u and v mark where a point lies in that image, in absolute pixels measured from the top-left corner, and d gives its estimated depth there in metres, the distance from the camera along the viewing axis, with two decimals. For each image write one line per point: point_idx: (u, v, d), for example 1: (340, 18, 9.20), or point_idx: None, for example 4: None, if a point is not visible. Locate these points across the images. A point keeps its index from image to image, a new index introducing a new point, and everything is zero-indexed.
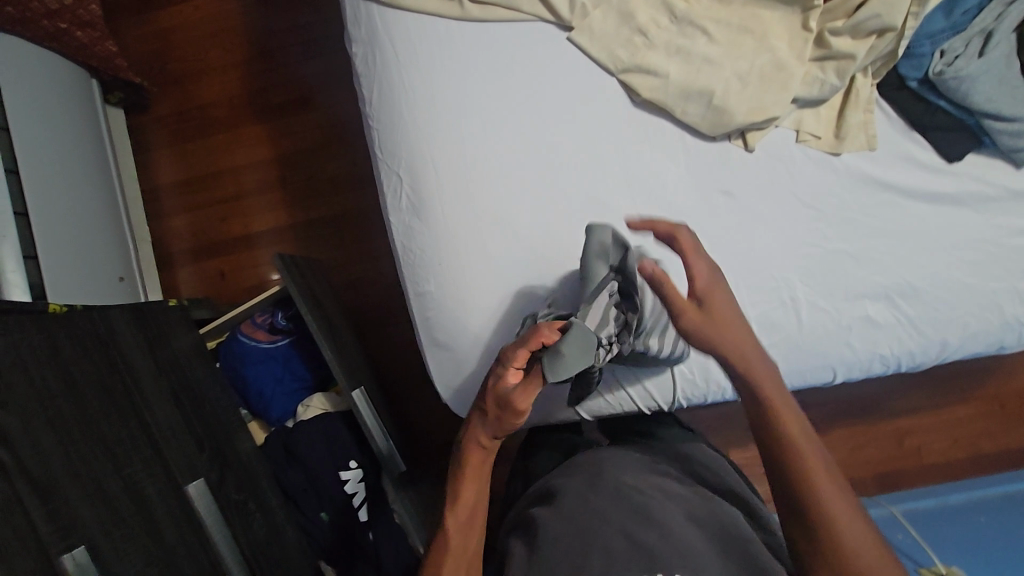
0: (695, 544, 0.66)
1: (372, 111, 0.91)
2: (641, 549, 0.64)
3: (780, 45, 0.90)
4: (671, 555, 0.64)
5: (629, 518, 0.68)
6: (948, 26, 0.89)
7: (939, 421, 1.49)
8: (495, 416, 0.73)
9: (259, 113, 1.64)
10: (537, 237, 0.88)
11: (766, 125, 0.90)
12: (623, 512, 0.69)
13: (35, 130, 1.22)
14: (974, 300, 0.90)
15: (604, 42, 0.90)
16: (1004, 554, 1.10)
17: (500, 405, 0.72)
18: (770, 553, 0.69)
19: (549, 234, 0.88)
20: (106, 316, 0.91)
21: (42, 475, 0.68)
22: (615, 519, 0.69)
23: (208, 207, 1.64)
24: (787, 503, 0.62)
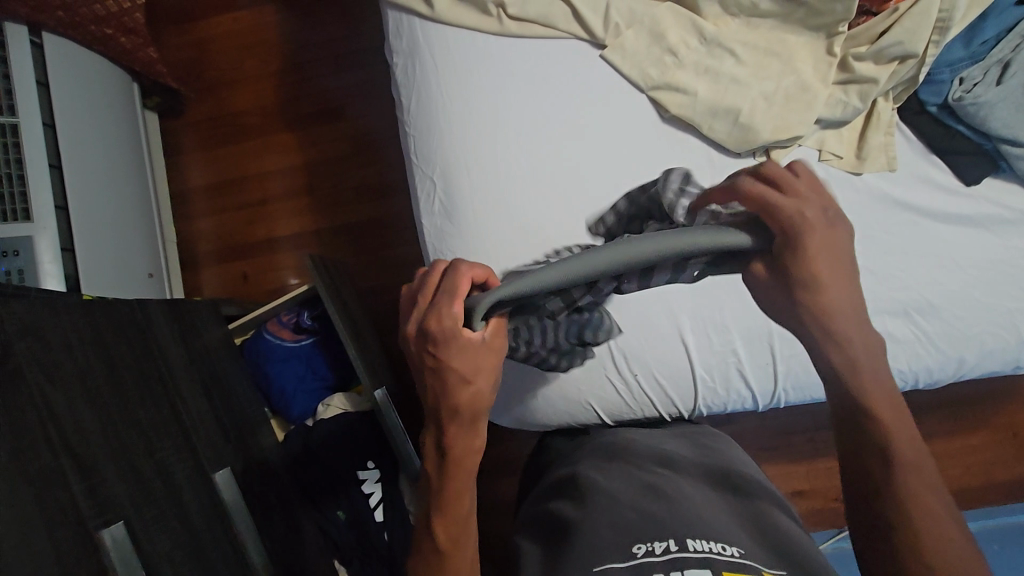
0: (709, 511, 0.69)
1: (409, 119, 0.96)
2: (650, 517, 0.67)
3: (804, 68, 0.95)
4: (678, 524, 0.65)
5: (641, 495, 0.71)
6: (966, 55, 0.94)
7: (954, 448, 1.49)
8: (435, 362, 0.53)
9: (290, 120, 1.70)
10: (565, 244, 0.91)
11: (789, 143, 0.94)
12: (634, 489, 0.72)
13: (78, 127, 1.26)
14: (992, 320, 0.92)
15: (636, 60, 0.94)
16: None
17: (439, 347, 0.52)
18: (787, 516, 0.72)
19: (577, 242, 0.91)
20: (144, 305, 0.95)
21: (84, 452, 0.70)
22: (626, 497, 0.71)
23: (234, 209, 1.68)
24: (863, 487, 0.58)
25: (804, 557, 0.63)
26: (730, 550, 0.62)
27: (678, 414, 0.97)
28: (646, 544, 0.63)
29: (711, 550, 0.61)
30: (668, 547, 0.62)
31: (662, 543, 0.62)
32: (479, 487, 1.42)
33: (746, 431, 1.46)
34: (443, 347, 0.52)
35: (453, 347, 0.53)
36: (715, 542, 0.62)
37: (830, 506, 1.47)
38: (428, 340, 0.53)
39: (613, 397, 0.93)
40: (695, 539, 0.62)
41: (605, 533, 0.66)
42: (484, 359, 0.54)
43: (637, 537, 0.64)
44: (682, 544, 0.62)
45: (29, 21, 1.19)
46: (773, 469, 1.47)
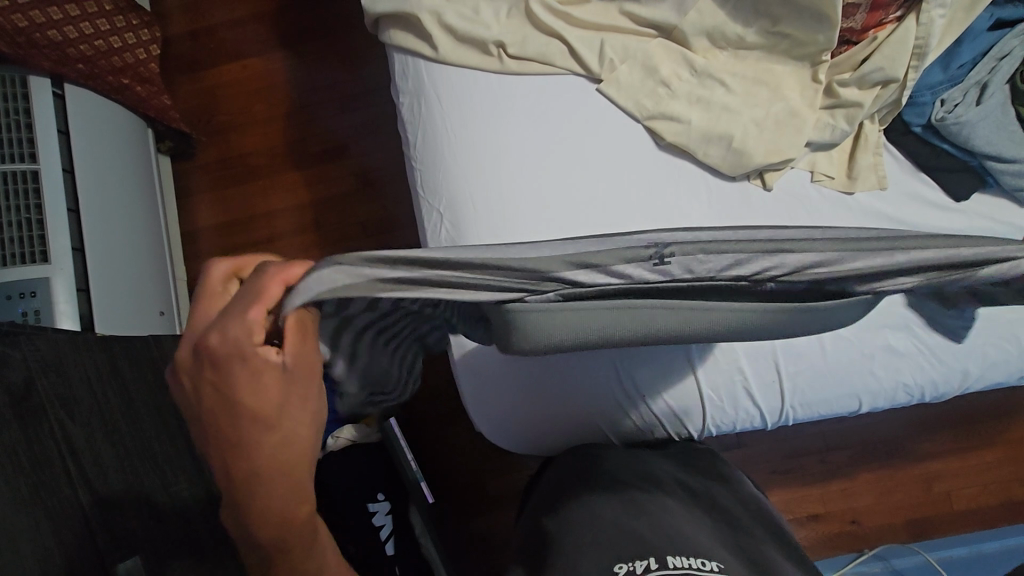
0: (695, 536, 0.71)
1: (416, 154, 1.00)
2: (633, 536, 0.69)
3: (791, 94, 0.99)
4: (660, 540, 0.68)
5: (623, 512, 0.74)
6: (945, 78, 0.98)
7: (967, 466, 1.47)
8: (223, 382, 0.52)
9: (298, 160, 1.75)
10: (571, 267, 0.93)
11: (782, 166, 0.98)
12: (617, 507, 0.76)
13: (96, 171, 1.31)
14: (994, 330, 0.94)
15: (630, 91, 0.99)
16: None
17: (219, 366, 0.51)
18: (772, 545, 0.74)
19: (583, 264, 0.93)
20: (160, 342, 0.97)
21: (101, 486, 0.71)
22: (611, 515, 0.74)
23: (242, 248, 1.72)
24: None
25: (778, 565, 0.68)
26: (708, 565, 0.65)
27: (688, 434, 0.98)
28: (626, 563, 0.65)
29: (690, 566, 0.64)
30: (648, 565, 0.64)
31: (642, 562, 0.65)
32: (488, 517, 1.40)
33: (757, 455, 1.46)
34: (233, 368, 0.51)
35: (243, 378, 0.51)
36: (693, 559, 0.65)
37: (845, 529, 1.44)
38: (210, 357, 0.51)
39: (621, 416, 0.94)
40: (675, 556, 0.65)
41: (591, 552, 0.69)
42: (286, 382, 0.53)
43: (618, 555, 0.67)
44: (662, 561, 0.64)
45: (53, 73, 1.26)
46: (784, 493, 1.45)
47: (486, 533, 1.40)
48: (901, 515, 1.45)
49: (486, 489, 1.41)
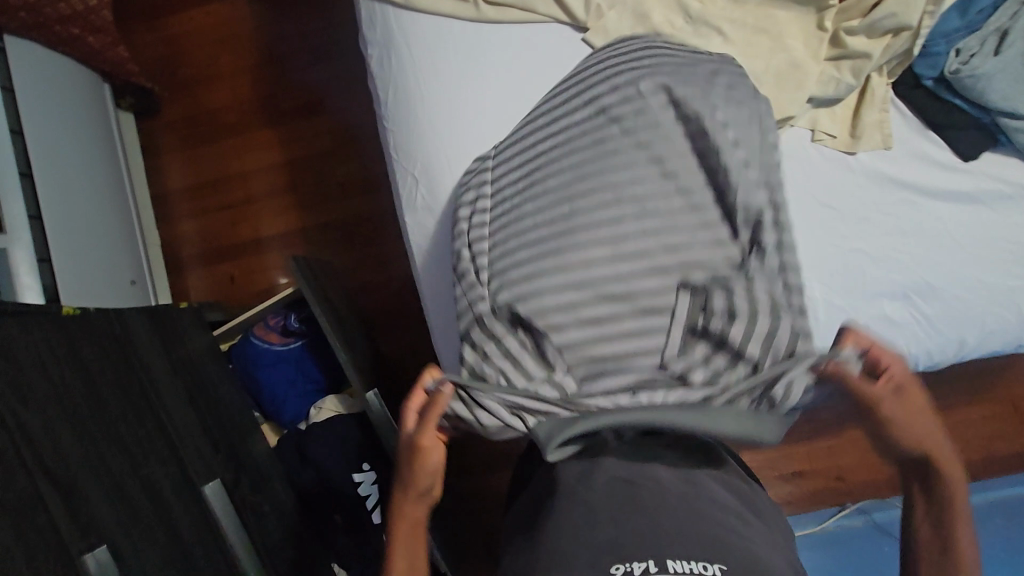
0: (695, 526, 0.63)
1: (388, 112, 0.93)
2: (632, 534, 0.61)
3: (794, 44, 0.91)
4: (663, 538, 0.60)
5: (618, 507, 0.65)
6: (962, 25, 0.90)
7: (956, 424, 1.44)
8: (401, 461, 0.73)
9: (271, 117, 1.65)
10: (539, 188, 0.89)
11: (782, 125, 0.92)
12: (612, 501, 0.66)
13: (50, 132, 1.22)
14: (993, 298, 0.91)
15: (619, 41, 0.92)
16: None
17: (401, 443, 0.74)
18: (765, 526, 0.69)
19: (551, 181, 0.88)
20: (122, 317, 0.92)
21: (63, 475, 0.68)
22: (602, 507, 0.65)
23: (217, 211, 1.64)
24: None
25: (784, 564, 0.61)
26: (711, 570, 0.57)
27: None
28: (624, 565, 0.58)
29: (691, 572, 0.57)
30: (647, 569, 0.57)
31: (641, 563, 0.58)
32: (478, 481, 1.40)
33: None
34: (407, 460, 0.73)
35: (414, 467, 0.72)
36: (695, 561, 0.58)
37: (830, 485, 1.47)
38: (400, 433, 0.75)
39: None
40: (675, 559, 0.58)
41: (587, 552, 0.61)
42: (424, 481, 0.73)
43: (615, 553, 0.60)
44: (662, 566, 0.57)
45: None
46: (771, 452, 1.46)
47: (475, 499, 1.40)
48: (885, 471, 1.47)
49: (474, 456, 1.40)
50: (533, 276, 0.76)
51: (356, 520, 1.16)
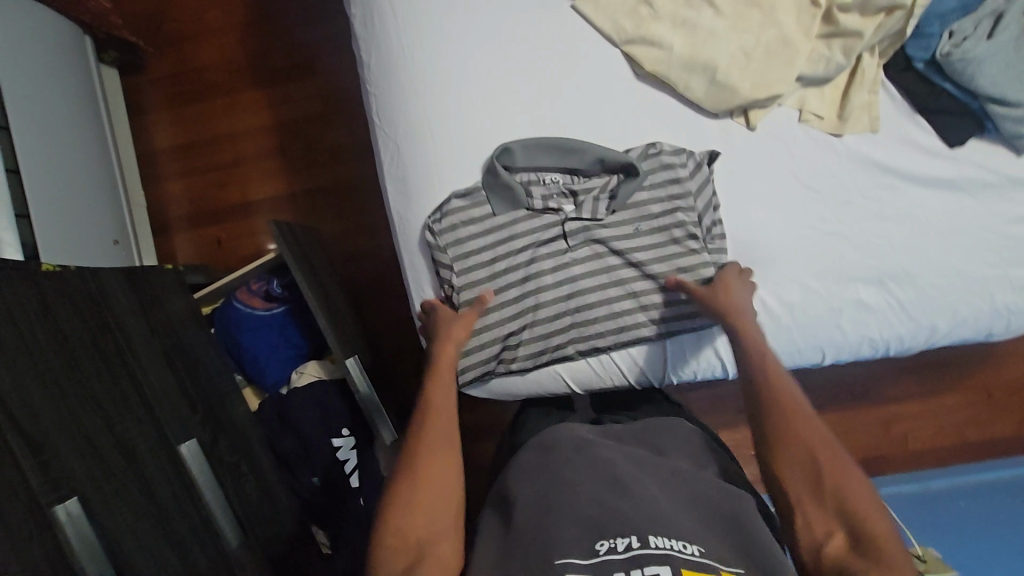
0: (671, 511, 0.63)
1: (369, 76, 0.91)
2: (612, 513, 0.61)
3: (787, 20, 0.89)
4: (644, 516, 0.61)
5: (601, 488, 0.65)
6: (958, 5, 0.88)
7: (929, 410, 1.47)
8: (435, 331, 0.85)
9: (259, 77, 1.61)
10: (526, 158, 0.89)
11: (770, 103, 0.90)
12: (595, 483, 0.66)
13: (29, 83, 1.18)
14: (967, 287, 0.91)
15: (608, 11, 0.90)
16: (994, 538, 1.10)
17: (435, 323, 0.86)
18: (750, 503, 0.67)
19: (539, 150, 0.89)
20: (97, 276, 0.91)
21: (35, 430, 0.68)
22: (586, 488, 0.65)
23: (203, 171, 1.61)
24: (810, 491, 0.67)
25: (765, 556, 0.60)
26: (690, 549, 0.58)
27: (648, 382, 0.93)
28: (609, 541, 0.59)
29: (672, 548, 0.57)
30: (630, 544, 0.58)
31: (623, 539, 0.59)
32: None
33: (723, 395, 1.48)
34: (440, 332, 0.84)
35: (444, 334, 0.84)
36: (676, 540, 0.59)
37: None
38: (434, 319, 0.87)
39: (581, 362, 0.90)
40: (657, 535, 0.59)
41: (570, 529, 0.61)
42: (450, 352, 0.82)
43: (600, 530, 0.60)
44: (644, 540, 0.58)
45: None
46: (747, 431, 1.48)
47: None
48: (860, 452, 1.47)
49: None
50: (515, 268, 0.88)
51: (334, 484, 1.17)
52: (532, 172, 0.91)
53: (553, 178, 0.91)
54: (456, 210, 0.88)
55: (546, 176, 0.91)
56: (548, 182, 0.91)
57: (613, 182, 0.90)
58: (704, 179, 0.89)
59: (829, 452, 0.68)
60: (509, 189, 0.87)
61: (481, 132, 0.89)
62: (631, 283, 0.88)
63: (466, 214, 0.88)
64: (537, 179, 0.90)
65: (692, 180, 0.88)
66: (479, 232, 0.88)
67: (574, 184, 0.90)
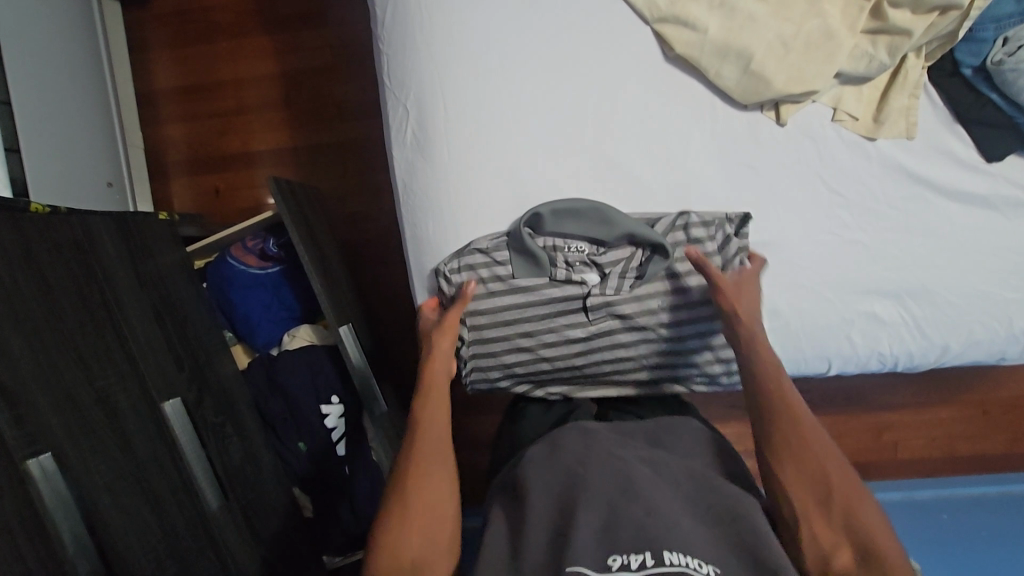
0: (687, 524, 0.58)
1: (383, 34, 0.86)
2: (627, 525, 0.57)
3: (832, 11, 0.84)
4: (659, 530, 0.56)
5: (615, 494, 0.60)
6: (1017, 11, 0.83)
7: (922, 421, 1.46)
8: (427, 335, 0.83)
9: (267, 23, 1.54)
10: (542, 136, 0.85)
11: (803, 98, 0.86)
12: (609, 487, 0.61)
13: (25, 11, 1.11)
14: (986, 309, 0.89)
15: None
16: (975, 554, 1.10)
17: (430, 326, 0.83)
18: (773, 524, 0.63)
19: (557, 130, 0.85)
20: (86, 223, 0.87)
21: (11, 382, 0.66)
22: (599, 493, 0.60)
23: (205, 118, 1.56)
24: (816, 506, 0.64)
25: (768, 555, 0.56)
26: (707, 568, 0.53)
27: None
28: (621, 556, 0.54)
29: (688, 566, 0.53)
30: (644, 562, 0.53)
31: (637, 556, 0.54)
32: None
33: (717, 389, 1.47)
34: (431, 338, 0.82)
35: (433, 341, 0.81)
36: (692, 556, 0.54)
37: None
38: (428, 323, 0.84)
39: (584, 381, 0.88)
40: (673, 551, 0.54)
41: (581, 535, 0.56)
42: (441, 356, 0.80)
43: (613, 542, 0.56)
44: (658, 557, 0.53)
45: None
46: (738, 427, 1.48)
47: None
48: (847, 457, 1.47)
49: None
50: (529, 333, 0.85)
51: (320, 452, 1.16)
52: (554, 237, 0.86)
53: (578, 246, 0.86)
54: (473, 261, 0.84)
55: (572, 239, 0.86)
56: (573, 249, 0.86)
57: (638, 258, 0.85)
58: (737, 253, 0.84)
59: (827, 460, 0.66)
60: (532, 256, 0.83)
61: (498, 106, 0.84)
62: (647, 354, 0.86)
63: (483, 270, 0.84)
64: (561, 240, 0.86)
65: (720, 255, 0.84)
66: (500, 291, 0.84)
67: (598, 256, 0.86)
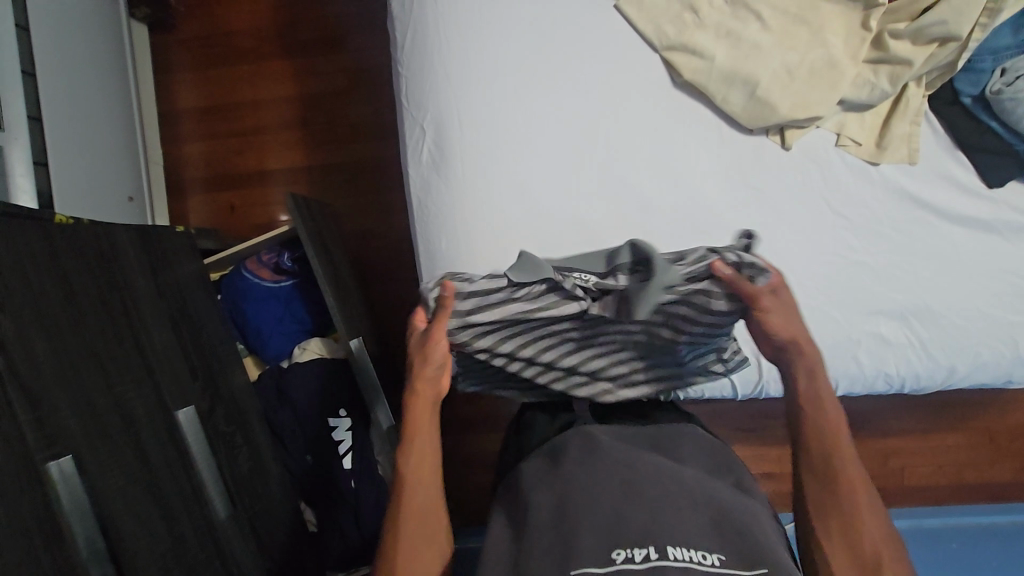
0: (690, 521, 0.58)
1: (402, 58, 0.90)
2: (630, 522, 0.57)
3: (835, 41, 0.87)
4: (662, 528, 0.57)
5: (618, 494, 0.60)
6: (1012, 43, 0.87)
7: (930, 447, 1.45)
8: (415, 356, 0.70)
9: (288, 47, 1.59)
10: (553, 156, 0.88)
11: (807, 123, 0.88)
12: (612, 487, 0.61)
13: (59, 32, 1.17)
14: (992, 331, 0.90)
15: (653, 14, 0.88)
16: None
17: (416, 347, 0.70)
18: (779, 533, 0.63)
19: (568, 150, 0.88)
20: (110, 233, 0.90)
21: (34, 384, 0.68)
22: (601, 492, 0.61)
23: (224, 137, 1.60)
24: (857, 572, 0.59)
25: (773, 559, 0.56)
26: (709, 559, 0.55)
27: None
28: (625, 550, 0.55)
29: (691, 560, 0.55)
30: (648, 555, 0.54)
31: (641, 551, 0.55)
32: (452, 443, 1.40)
33: (724, 412, 1.46)
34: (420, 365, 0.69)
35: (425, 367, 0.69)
36: (695, 548, 0.56)
37: None
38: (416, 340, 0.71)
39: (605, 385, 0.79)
40: (676, 546, 0.55)
41: (583, 534, 0.57)
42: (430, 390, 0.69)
43: (617, 538, 0.56)
44: (663, 552, 0.55)
45: None
46: (744, 450, 1.47)
47: (446, 458, 1.40)
48: None
49: (451, 417, 1.40)
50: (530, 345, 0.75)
51: (326, 464, 1.16)
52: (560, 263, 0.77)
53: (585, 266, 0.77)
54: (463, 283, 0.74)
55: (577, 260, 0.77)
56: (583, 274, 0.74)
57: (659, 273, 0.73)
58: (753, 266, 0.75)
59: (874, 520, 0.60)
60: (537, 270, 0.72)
61: (512, 127, 0.87)
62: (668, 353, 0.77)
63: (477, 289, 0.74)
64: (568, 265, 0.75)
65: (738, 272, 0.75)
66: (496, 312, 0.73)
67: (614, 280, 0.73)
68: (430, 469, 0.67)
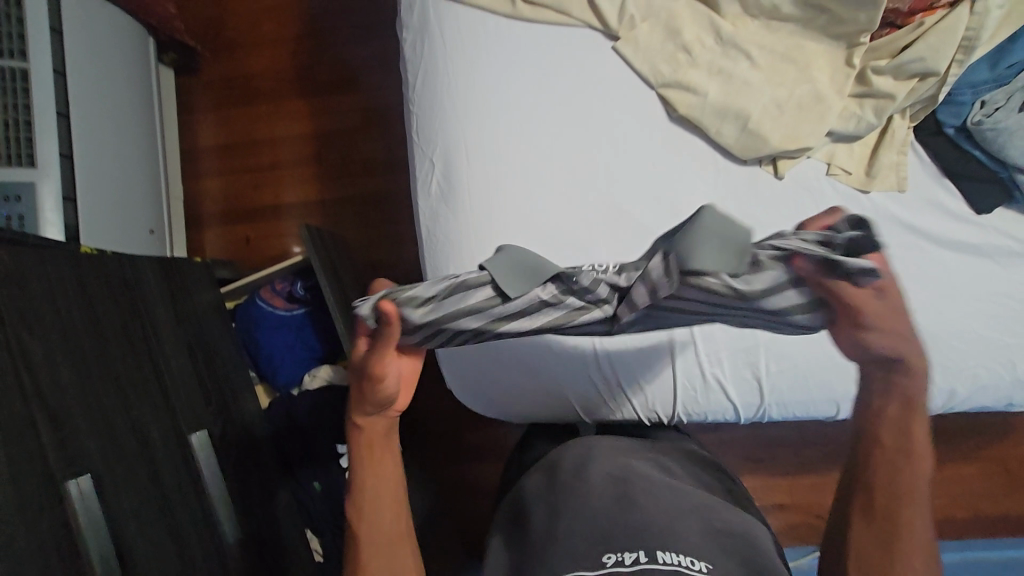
0: (683, 526, 0.60)
1: (414, 97, 0.96)
2: (620, 526, 0.59)
3: (821, 77, 0.92)
4: (654, 533, 0.58)
5: (612, 501, 0.62)
6: (990, 78, 0.91)
7: (943, 478, 1.43)
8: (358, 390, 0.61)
9: (305, 88, 1.68)
10: (555, 186, 0.92)
11: (798, 154, 0.92)
12: (607, 495, 0.63)
13: (93, 76, 1.24)
14: (990, 354, 0.91)
15: (648, 55, 0.93)
16: None
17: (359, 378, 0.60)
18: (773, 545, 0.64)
19: (569, 180, 0.92)
20: (134, 264, 0.95)
21: (58, 406, 0.71)
22: (595, 499, 0.63)
23: (242, 172, 1.67)
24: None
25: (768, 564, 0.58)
26: (699, 566, 0.56)
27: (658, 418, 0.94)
28: (616, 554, 0.57)
29: (681, 565, 0.55)
30: (638, 558, 0.56)
31: (631, 554, 0.56)
32: (458, 471, 1.40)
33: (732, 441, 1.46)
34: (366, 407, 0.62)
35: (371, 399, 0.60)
36: (686, 555, 0.56)
37: (809, 521, 1.45)
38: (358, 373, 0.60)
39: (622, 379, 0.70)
40: (666, 551, 0.56)
41: (574, 539, 0.59)
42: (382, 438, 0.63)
43: (607, 542, 0.58)
44: (651, 556, 0.56)
45: None
46: (753, 481, 1.45)
47: (452, 486, 1.40)
48: None
49: (457, 444, 1.41)
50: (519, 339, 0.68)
51: (334, 490, 1.18)
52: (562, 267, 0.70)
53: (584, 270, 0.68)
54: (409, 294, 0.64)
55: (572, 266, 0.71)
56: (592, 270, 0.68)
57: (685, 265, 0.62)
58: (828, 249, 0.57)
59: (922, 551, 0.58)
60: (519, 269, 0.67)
61: (515, 160, 0.92)
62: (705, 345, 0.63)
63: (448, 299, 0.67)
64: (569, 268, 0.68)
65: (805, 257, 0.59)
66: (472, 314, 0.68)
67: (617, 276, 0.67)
68: (393, 530, 0.64)
